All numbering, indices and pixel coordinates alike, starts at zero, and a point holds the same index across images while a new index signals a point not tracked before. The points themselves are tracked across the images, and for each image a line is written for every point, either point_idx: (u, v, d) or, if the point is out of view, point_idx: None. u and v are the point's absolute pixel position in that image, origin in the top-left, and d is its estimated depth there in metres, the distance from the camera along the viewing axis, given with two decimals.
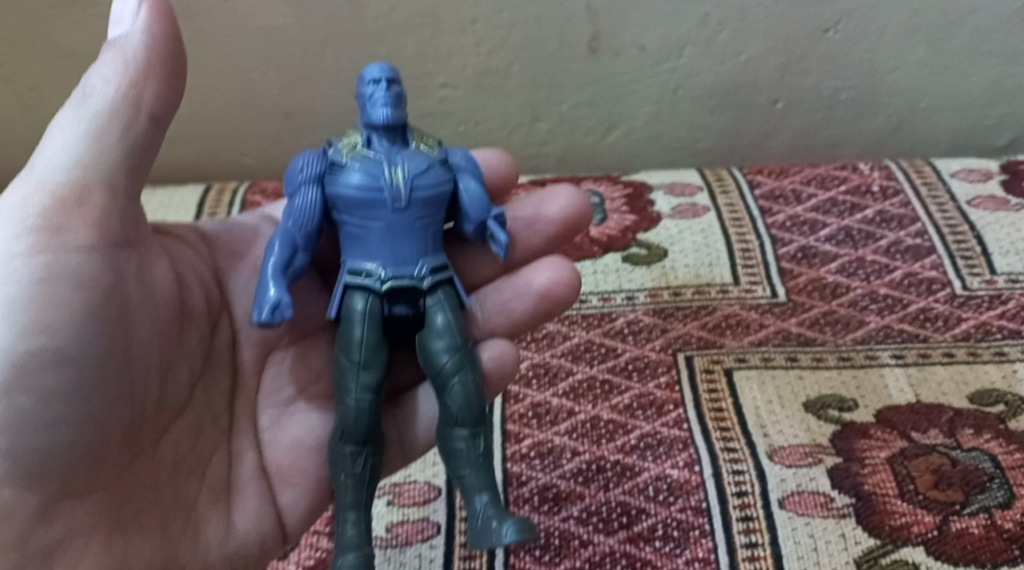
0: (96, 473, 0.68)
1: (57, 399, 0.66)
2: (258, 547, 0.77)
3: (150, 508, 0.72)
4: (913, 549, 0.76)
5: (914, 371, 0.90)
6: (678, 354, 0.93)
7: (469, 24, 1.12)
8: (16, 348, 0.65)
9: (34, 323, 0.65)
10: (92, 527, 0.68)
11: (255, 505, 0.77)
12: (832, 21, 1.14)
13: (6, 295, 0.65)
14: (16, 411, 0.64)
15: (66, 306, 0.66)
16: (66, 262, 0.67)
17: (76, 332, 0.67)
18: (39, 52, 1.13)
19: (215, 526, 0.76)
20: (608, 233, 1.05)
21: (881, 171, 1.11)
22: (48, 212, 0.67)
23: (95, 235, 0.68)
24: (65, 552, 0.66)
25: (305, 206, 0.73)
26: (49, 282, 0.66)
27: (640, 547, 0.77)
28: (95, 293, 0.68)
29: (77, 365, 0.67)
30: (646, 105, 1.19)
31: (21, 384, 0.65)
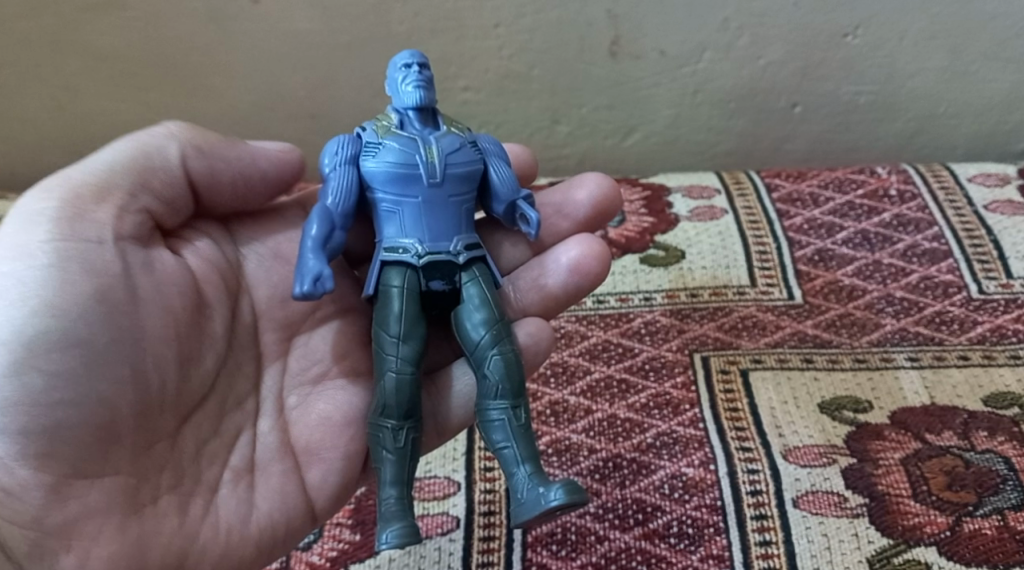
0: (107, 452, 0.70)
1: (65, 378, 0.68)
2: (285, 529, 0.77)
3: (168, 492, 0.73)
4: (926, 549, 0.77)
5: (929, 373, 0.91)
6: (694, 355, 0.94)
7: (492, 28, 1.14)
8: (29, 325, 0.68)
9: (50, 302, 0.69)
10: (107, 508, 0.69)
11: (281, 484, 0.78)
12: (852, 26, 1.15)
13: (24, 275, 0.69)
14: (28, 387, 0.67)
15: (78, 287, 0.70)
16: (79, 251, 0.71)
17: (85, 316, 0.69)
18: (72, 52, 1.16)
19: (233, 502, 0.76)
20: (626, 235, 1.07)
21: (898, 175, 1.12)
22: (68, 205, 0.72)
23: (114, 230, 0.73)
24: (80, 530, 0.68)
25: (343, 178, 0.75)
26: (63, 268, 0.70)
27: (656, 543, 0.78)
28: (110, 281, 0.72)
29: (86, 347, 0.69)
30: (665, 109, 1.20)
31: (32, 362, 0.67)
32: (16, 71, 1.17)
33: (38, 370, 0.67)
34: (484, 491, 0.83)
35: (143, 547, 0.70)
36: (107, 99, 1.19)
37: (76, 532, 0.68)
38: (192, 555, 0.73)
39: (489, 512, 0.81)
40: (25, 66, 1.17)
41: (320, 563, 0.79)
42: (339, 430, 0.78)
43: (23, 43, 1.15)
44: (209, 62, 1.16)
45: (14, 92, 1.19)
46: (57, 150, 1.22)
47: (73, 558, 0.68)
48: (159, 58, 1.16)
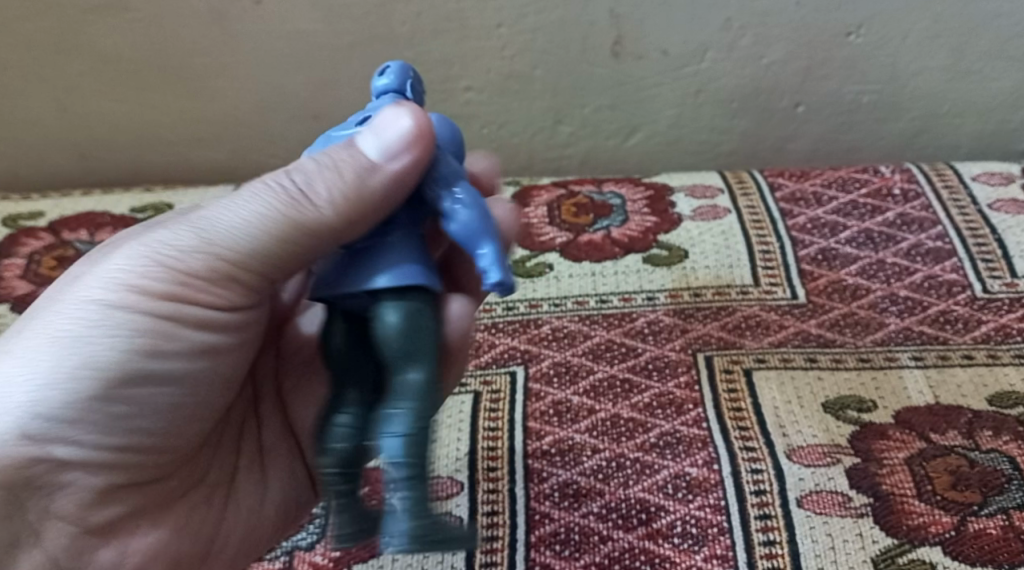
0: (156, 472, 0.72)
1: (150, 413, 0.68)
2: (293, 506, 0.81)
3: (196, 487, 0.76)
4: (931, 549, 0.76)
5: (933, 372, 0.91)
6: (697, 355, 0.94)
7: (494, 28, 1.13)
8: (125, 360, 0.66)
9: (149, 347, 0.67)
10: (144, 508, 0.72)
11: (287, 464, 0.81)
12: (855, 25, 1.14)
13: (135, 315, 0.67)
14: (113, 413, 0.67)
15: (181, 341, 0.68)
16: (196, 310, 0.68)
17: (186, 363, 0.69)
18: (74, 55, 1.16)
19: (251, 488, 0.79)
20: (629, 234, 1.07)
21: (901, 174, 1.14)
22: (192, 255, 0.67)
23: (229, 297, 0.69)
24: (117, 531, 0.70)
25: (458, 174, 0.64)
26: (174, 317, 0.67)
27: (659, 543, 0.77)
28: (213, 336, 0.70)
29: (176, 387, 0.69)
30: (668, 109, 1.20)
31: (122, 392, 0.67)
32: (20, 72, 1.17)
33: (118, 410, 0.67)
34: (487, 491, 0.82)
35: (178, 538, 0.74)
36: (110, 100, 1.19)
37: (116, 529, 0.70)
38: (216, 545, 0.76)
39: (491, 511, 0.80)
40: (29, 66, 1.17)
41: (322, 563, 0.77)
42: None
43: (26, 45, 1.15)
44: (212, 63, 1.16)
45: (18, 93, 1.19)
46: (61, 152, 1.23)
47: (114, 551, 0.71)
48: (162, 60, 1.16)
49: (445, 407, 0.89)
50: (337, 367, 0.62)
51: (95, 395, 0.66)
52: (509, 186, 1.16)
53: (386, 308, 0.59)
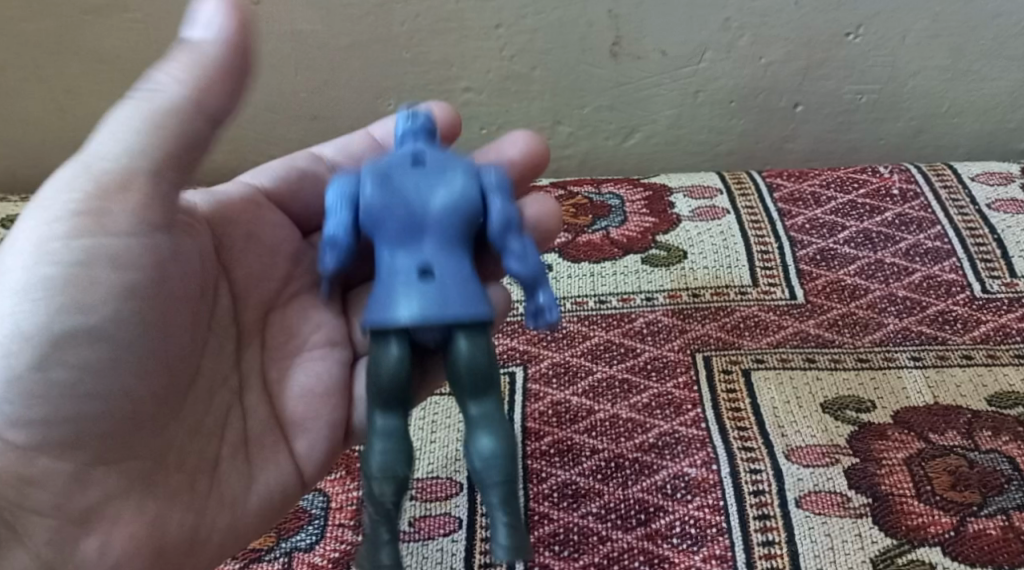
0: (126, 444, 0.69)
1: (92, 372, 0.67)
2: (280, 498, 0.77)
3: (174, 470, 0.73)
4: (930, 549, 0.76)
5: (932, 372, 0.91)
6: (696, 355, 0.94)
7: (493, 28, 1.13)
8: (54, 322, 0.66)
9: (71, 301, 0.66)
10: (122, 492, 0.70)
11: (273, 457, 0.77)
12: (854, 25, 1.14)
13: (45, 273, 0.66)
14: (56, 382, 0.66)
15: (100, 286, 0.67)
16: (108, 246, 0.67)
17: (115, 307, 0.68)
18: (72, 56, 1.16)
19: (234, 479, 0.76)
20: (628, 234, 1.07)
21: (900, 174, 1.14)
22: (89, 197, 0.67)
23: (137, 217, 0.68)
24: (100, 515, 0.70)
25: (513, 211, 0.68)
26: (91, 265, 0.67)
27: (658, 544, 0.77)
28: (139, 271, 0.69)
29: (111, 341, 0.67)
30: (667, 109, 1.20)
31: (55, 356, 0.66)
32: (18, 73, 1.17)
33: (74, 364, 0.66)
34: None
35: (156, 523, 0.71)
36: (108, 101, 1.19)
37: (94, 516, 0.70)
38: (201, 532, 0.73)
39: None
40: (27, 67, 1.17)
41: (321, 564, 0.77)
42: (322, 400, 0.78)
43: (23, 46, 1.15)
44: None
45: (16, 94, 1.19)
46: (59, 152, 1.22)
47: (97, 541, 0.70)
48: (160, 61, 1.16)
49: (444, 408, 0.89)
50: (392, 393, 0.63)
51: (36, 365, 0.66)
52: None
53: (460, 339, 0.63)
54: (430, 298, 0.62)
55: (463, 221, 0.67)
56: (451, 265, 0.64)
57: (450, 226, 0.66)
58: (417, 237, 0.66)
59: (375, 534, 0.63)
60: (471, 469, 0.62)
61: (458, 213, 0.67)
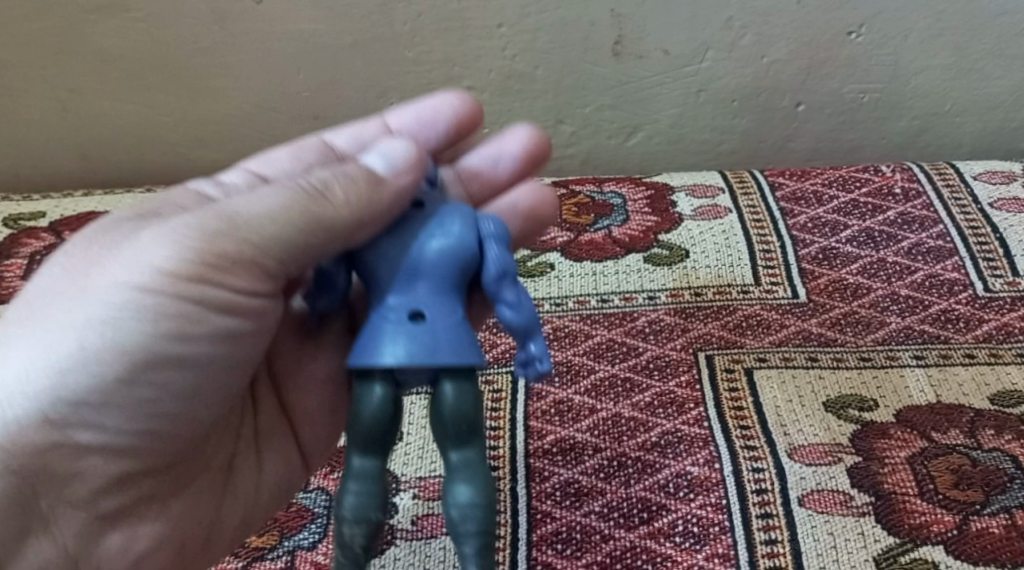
0: (169, 458, 0.71)
1: (168, 397, 0.67)
2: (288, 484, 0.80)
3: (200, 474, 0.75)
4: (933, 548, 0.76)
5: (935, 371, 0.91)
6: (699, 353, 0.94)
7: (495, 27, 1.14)
8: (147, 349, 0.65)
9: (171, 333, 0.65)
10: (155, 494, 0.72)
11: (280, 446, 0.80)
12: (857, 24, 1.14)
13: (148, 306, 0.64)
14: (133, 398, 0.66)
15: (202, 326, 0.66)
16: (204, 294, 0.65)
17: (209, 343, 0.67)
18: (74, 55, 1.16)
19: (248, 475, 0.78)
20: (630, 234, 1.07)
21: (902, 173, 1.14)
22: (201, 241, 0.64)
23: (249, 282, 0.66)
24: (132, 513, 0.71)
25: (511, 260, 0.64)
26: (191, 302, 0.65)
27: (661, 542, 0.77)
28: (237, 324, 0.67)
29: (195, 368, 0.67)
30: (669, 108, 1.20)
31: (142, 375, 0.65)
32: (21, 73, 1.17)
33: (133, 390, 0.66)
34: None
35: (182, 523, 0.74)
36: (111, 101, 1.19)
37: (125, 515, 0.71)
38: (216, 530, 0.76)
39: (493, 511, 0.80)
40: (30, 67, 1.17)
41: (325, 562, 0.76)
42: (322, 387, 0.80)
43: (27, 45, 1.16)
44: (213, 62, 1.16)
45: (19, 94, 1.19)
46: (62, 152, 1.23)
47: (121, 537, 0.72)
48: (163, 61, 1.16)
49: None
50: (373, 436, 0.61)
51: (106, 382, 0.65)
52: None
53: (443, 385, 0.61)
54: (416, 345, 0.60)
55: (459, 269, 0.63)
56: (443, 313, 0.61)
57: (444, 273, 0.62)
58: (412, 281, 0.62)
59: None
60: (448, 519, 0.61)
61: (452, 261, 0.63)
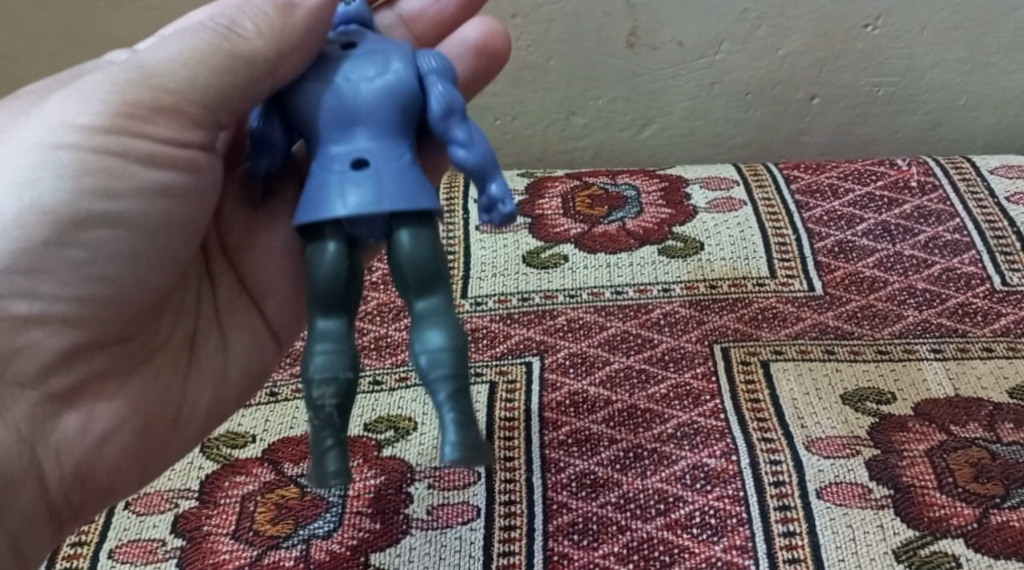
0: (122, 328, 0.75)
1: (105, 255, 0.70)
2: (260, 361, 0.83)
3: (159, 351, 0.78)
4: (953, 541, 0.75)
5: (953, 364, 0.90)
6: (714, 346, 0.93)
7: (509, 18, 1.13)
8: (77, 203, 0.68)
9: (99, 186, 0.69)
10: (110, 369, 0.75)
11: (245, 326, 0.82)
12: (873, 17, 1.14)
13: (69, 158, 0.68)
14: (69, 257, 0.69)
15: (130, 178, 0.69)
16: (125, 142, 0.69)
17: (140, 199, 0.70)
18: (86, 44, 1.15)
19: (213, 353, 0.81)
20: (644, 226, 1.06)
21: (918, 167, 1.13)
22: (118, 91, 0.69)
23: (173, 130, 0.70)
24: (89, 389, 0.74)
25: (456, 95, 0.64)
26: (113, 153, 0.69)
27: (678, 533, 0.76)
28: (168, 177, 0.71)
29: (131, 227, 0.70)
30: (682, 101, 1.19)
31: (77, 232, 0.69)
32: (33, 62, 1.17)
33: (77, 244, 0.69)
34: (504, 480, 0.81)
35: (143, 401, 0.77)
36: None
37: (82, 392, 0.74)
38: (183, 412, 0.79)
39: (509, 501, 0.79)
40: (41, 56, 1.17)
41: (340, 552, 0.76)
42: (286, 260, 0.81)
43: (38, 34, 1.15)
44: None
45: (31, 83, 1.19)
46: None
47: (79, 418, 0.74)
48: None
49: None
50: (331, 292, 0.62)
51: (36, 243, 0.68)
52: (523, 177, 1.15)
53: (402, 232, 0.61)
54: (365, 189, 0.60)
55: (401, 111, 0.64)
56: (387, 155, 0.62)
57: (385, 114, 0.63)
58: (351, 128, 0.63)
59: (318, 442, 0.59)
60: (419, 368, 0.60)
61: (391, 100, 0.63)
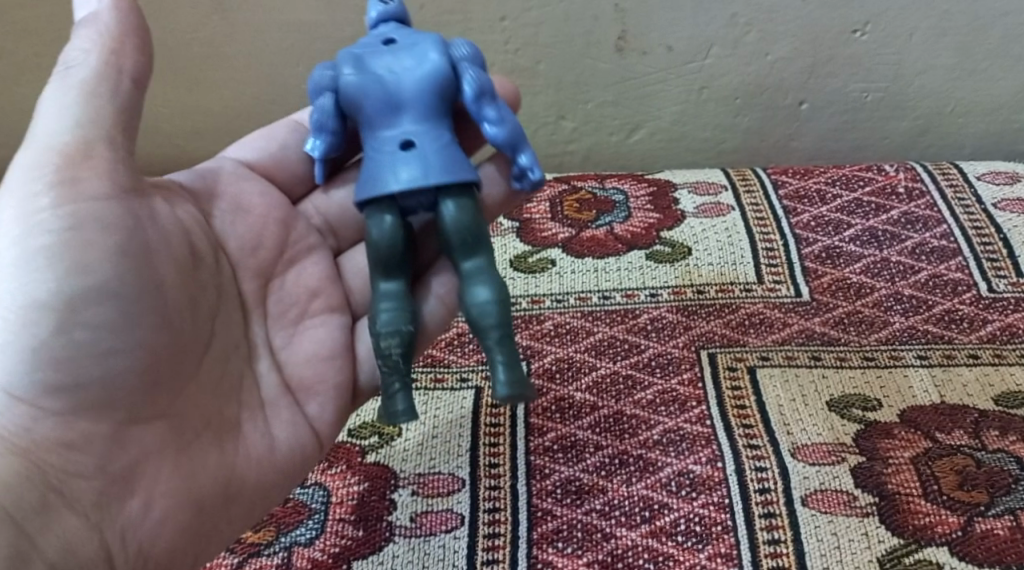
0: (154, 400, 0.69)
1: (110, 329, 0.67)
2: (297, 457, 0.77)
3: (202, 429, 0.72)
4: (937, 549, 0.75)
5: (939, 372, 0.90)
6: (701, 351, 0.93)
7: (498, 21, 1.12)
8: (45, 295, 0.65)
9: (57, 282, 0.66)
10: (160, 448, 0.69)
11: (289, 417, 0.77)
12: (862, 22, 1.13)
13: (40, 245, 0.66)
14: (73, 341, 0.65)
15: (96, 248, 0.67)
16: (83, 212, 0.67)
17: (112, 268, 0.67)
18: (72, 42, 1.15)
19: (257, 438, 0.75)
20: (632, 230, 1.06)
21: (906, 172, 1.13)
22: (52, 309, 0.65)
23: (120, 297, 0.67)
24: (142, 475, 0.68)
25: (485, 78, 0.72)
26: (76, 232, 0.67)
27: (662, 541, 0.76)
28: (120, 239, 0.68)
29: (119, 297, 0.67)
30: (671, 105, 1.19)
31: (71, 316, 0.66)
32: (17, 61, 1.17)
33: (35, 281, 0.65)
34: (489, 487, 0.81)
35: (190, 483, 0.70)
36: None
37: (138, 476, 0.68)
38: (234, 488, 0.73)
39: (493, 508, 0.79)
40: (25, 54, 1.16)
41: (321, 559, 0.76)
42: (325, 362, 0.79)
43: (25, 35, 1.15)
44: (212, 52, 1.15)
45: (13, 81, 1.18)
46: None
47: (138, 502, 0.68)
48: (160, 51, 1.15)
49: (443, 403, 0.88)
50: (392, 256, 0.71)
51: (43, 339, 0.65)
52: None
53: (446, 202, 0.70)
54: (414, 166, 0.69)
55: (438, 96, 0.72)
56: (432, 136, 0.71)
57: (425, 101, 0.71)
58: (398, 114, 0.71)
59: (387, 386, 0.69)
60: (467, 316, 0.70)
61: (430, 88, 0.71)
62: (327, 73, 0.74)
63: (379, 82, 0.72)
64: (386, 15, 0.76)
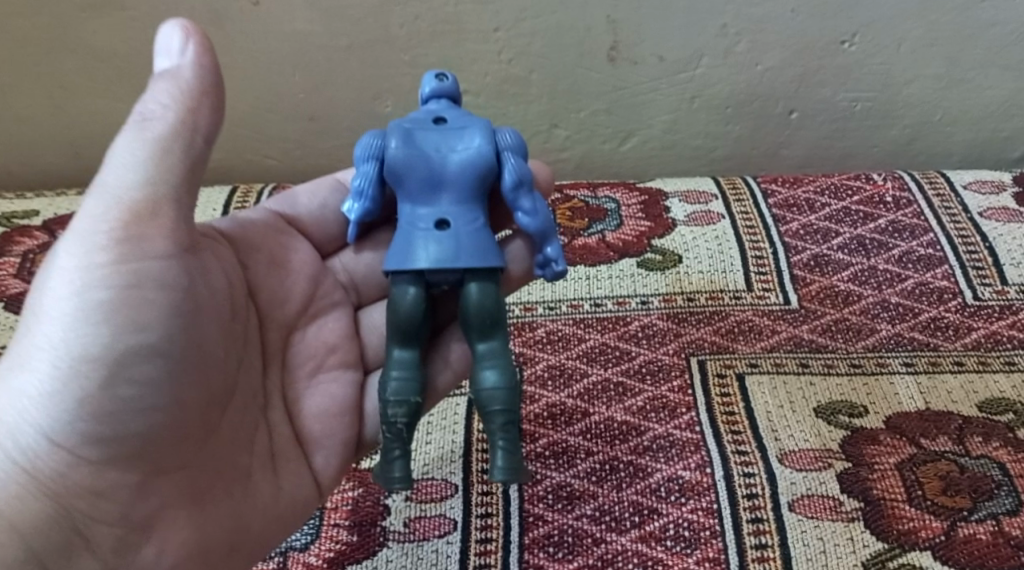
0: (184, 455, 0.70)
1: (155, 389, 0.67)
2: (303, 506, 0.77)
3: (218, 482, 0.72)
4: (921, 553, 0.77)
5: (924, 378, 0.92)
6: (690, 358, 0.94)
7: (492, 32, 1.14)
8: (96, 349, 0.66)
9: (109, 338, 0.66)
10: (178, 500, 0.70)
11: (297, 470, 0.77)
12: (850, 33, 1.15)
13: (97, 299, 0.66)
14: (120, 397, 0.66)
15: (152, 308, 0.67)
16: (143, 272, 0.67)
17: (164, 328, 0.68)
18: (70, 52, 1.16)
19: (266, 488, 0.75)
20: (624, 238, 1.08)
21: (893, 182, 1.15)
22: (100, 363, 0.66)
23: (169, 357, 0.68)
24: (159, 524, 0.69)
25: (525, 168, 0.75)
26: (133, 291, 0.67)
27: (652, 546, 0.78)
28: (174, 299, 0.68)
29: (167, 356, 0.68)
30: (663, 114, 1.20)
31: (120, 373, 0.66)
32: (15, 70, 1.18)
33: (88, 335, 0.66)
34: (481, 493, 0.82)
35: (202, 532, 0.71)
36: (105, 99, 1.20)
37: (154, 525, 0.69)
38: (244, 539, 0.73)
39: (486, 513, 0.80)
40: (23, 64, 1.18)
41: (316, 564, 0.77)
42: (336, 416, 0.79)
43: (22, 43, 1.16)
44: None
45: (12, 90, 1.19)
46: (55, 148, 1.23)
47: (152, 548, 0.69)
48: None
49: (437, 409, 0.89)
50: (411, 327, 0.72)
51: (89, 390, 0.66)
52: None
53: (471, 284, 0.72)
54: (447, 247, 0.71)
55: (479, 179, 0.74)
56: (467, 219, 0.73)
57: (465, 183, 0.74)
58: (439, 192, 0.74)
59: (387, 452, 0.70)
60: (475, 397, 0.71)
61: (473, 171, 0.74)
62: (374, 141, 0.76)
63: (425, 158, 0.74)
64: (438, 92, 0.79)
